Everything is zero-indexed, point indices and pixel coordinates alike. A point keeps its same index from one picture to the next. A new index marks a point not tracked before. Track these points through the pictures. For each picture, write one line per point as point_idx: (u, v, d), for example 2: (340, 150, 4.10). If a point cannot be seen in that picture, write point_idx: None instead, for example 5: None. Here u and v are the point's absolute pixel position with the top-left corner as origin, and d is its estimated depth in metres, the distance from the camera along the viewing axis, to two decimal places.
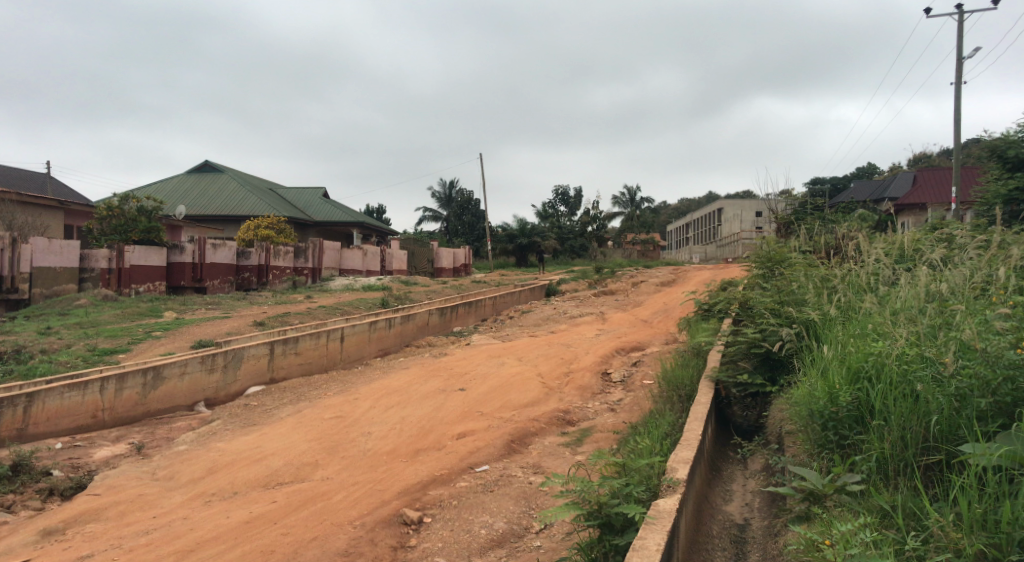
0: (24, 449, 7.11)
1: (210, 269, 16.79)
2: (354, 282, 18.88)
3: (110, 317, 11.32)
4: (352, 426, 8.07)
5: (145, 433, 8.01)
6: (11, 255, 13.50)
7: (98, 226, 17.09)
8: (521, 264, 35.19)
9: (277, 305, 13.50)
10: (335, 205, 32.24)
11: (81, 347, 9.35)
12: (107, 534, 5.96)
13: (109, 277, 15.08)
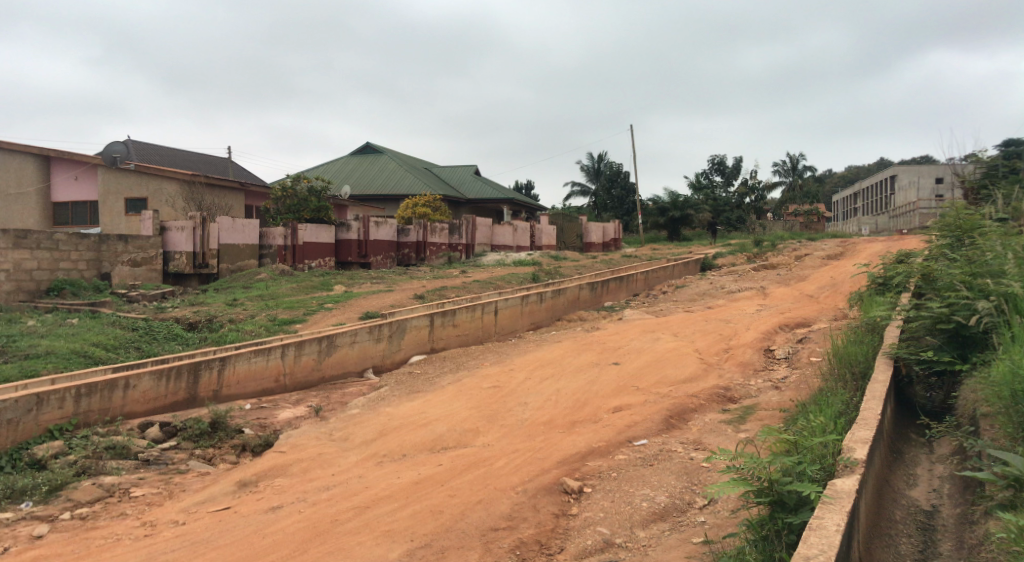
0: (220, 408, 7.88)
1: (373, 246, 17.91)
2: (504, 258, 19.28)
3: (287, 290, 12.20)
4: (510, 396, 8.27)
5: (321, 397, 8.60)
6: (202, 233, 14.88)
7: (274, 206, 18.47)
8: (673, 237, 34.54)
9: (435, 280, 13.99)
10: (487, 181, 33.18)
11: (263, 317, 10.15)
12: (293, 488, 6.58)
13: (284, 253, 16.33)
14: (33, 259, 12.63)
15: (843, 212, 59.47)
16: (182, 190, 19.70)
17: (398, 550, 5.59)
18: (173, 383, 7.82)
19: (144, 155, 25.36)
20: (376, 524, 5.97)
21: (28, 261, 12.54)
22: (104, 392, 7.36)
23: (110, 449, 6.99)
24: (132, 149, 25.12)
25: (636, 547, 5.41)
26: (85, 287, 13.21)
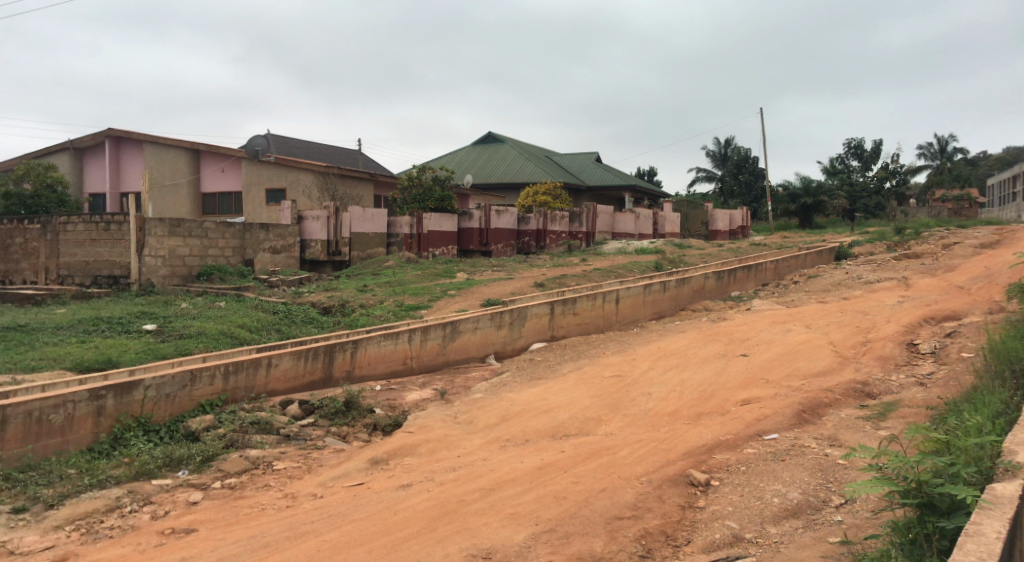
0: (354, 389, 8.32)
1: (494, 234, 18.27)
2: (626, 246, 19.07)
3: (413, 277, 12.63)
4: (633, 385, 8.21)
5: (446, 381, 8.85)
6: (334, 222, 15.74)
7: (401, 195, 19.33)
8: (804, 225, 32.82)
9: (555, 269, 14.06)
10: (608, 168, 33.50)
11: (390, 303, 10.57)
12: (422, 467, 6.96)
13: (410, 242, 16.87)
14: (185, 246, 13.73)
15: (1000, 197, 54.62)
16: (316, 180, 21.04)
17: (524, 533, 5.69)
18: (310, 362, 8.34)
19: (282, 145, 26.96)
20: (502, 506, 6.12)
21: (181, 248, 13.63)
22: (249, 370, 7.98)
23: (254, 423, 7.56)
24: (271, 141, 26.79)
25: (768, 544, 5.23)
26: (230, 272, 14.20)
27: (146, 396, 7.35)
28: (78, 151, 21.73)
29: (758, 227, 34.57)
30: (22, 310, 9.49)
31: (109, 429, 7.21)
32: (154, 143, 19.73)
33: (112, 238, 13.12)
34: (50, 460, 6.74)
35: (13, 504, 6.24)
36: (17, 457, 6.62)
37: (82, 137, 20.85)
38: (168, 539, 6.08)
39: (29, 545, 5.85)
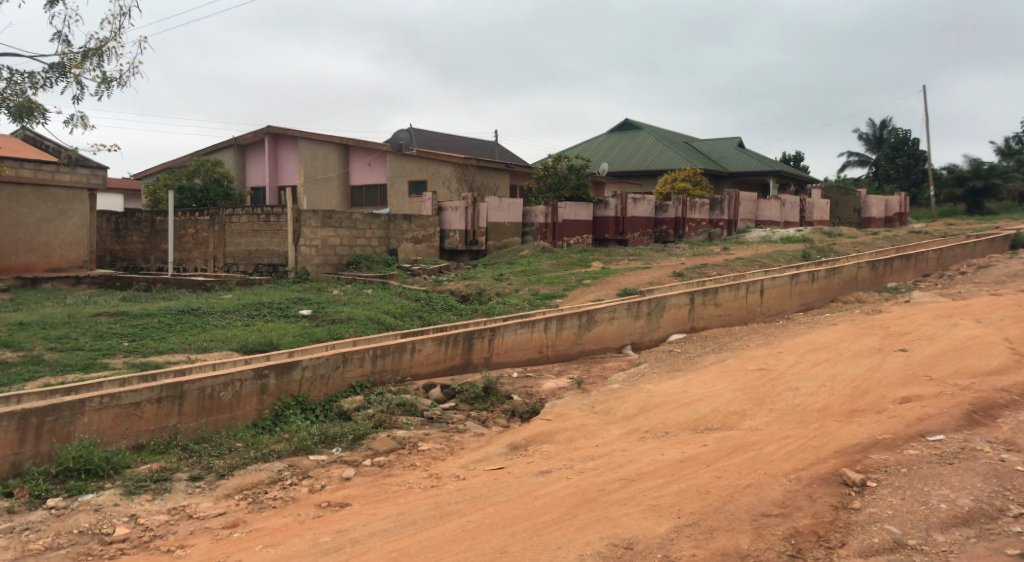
0: (493, 375, 8.78)
1: (631, 223, 18.65)
2: (771, 234, 18.41)
3: (548, 266, 12.77)
4: (779, 379, 7.94)
5: (582, 370, 9.13)
6: (472, 211, 16.52)
7: (536, 184, 19.86)
8: (973, 211, 30.81)
9: (694, 258, 13.81)
10: (751, 154, 33.58)
11: (526, 291, 10.74)
12: (561, 455, 7.10)
13: (546, 231, 17.46)
14: (336, 236, 14.55)
15: None
16: (455, 172, 21.46)
17: (666, 525, 5.61)
18: (451, 348, 8.85)
19: (422, 138, 28.02)
20: (643, 497, 6.07)
21: (332, 238, 14.46)
22: (395, 354, 8.55)
23: (400, 406, 8.11)
24: (412, 134, 27.98)
25: (936, 553, 4.90)
26: (377, 261, 14.98)
27: (303, 376, 8.04)
28: (242, 149, 24.05)
29: (918, 213, 33.04)
30: (195, 295, 10.37)
31: (272, 407, 7.95)
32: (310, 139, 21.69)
33: (272, 229, 14.21)
34: (221, 434, 7.57)
35: (191, 471, 7.05)
36: (194, 429, 7.55)
37: (245, 134, 23.03)
38: (325, 511, 6.51)
39: (205, 510, 6.51)
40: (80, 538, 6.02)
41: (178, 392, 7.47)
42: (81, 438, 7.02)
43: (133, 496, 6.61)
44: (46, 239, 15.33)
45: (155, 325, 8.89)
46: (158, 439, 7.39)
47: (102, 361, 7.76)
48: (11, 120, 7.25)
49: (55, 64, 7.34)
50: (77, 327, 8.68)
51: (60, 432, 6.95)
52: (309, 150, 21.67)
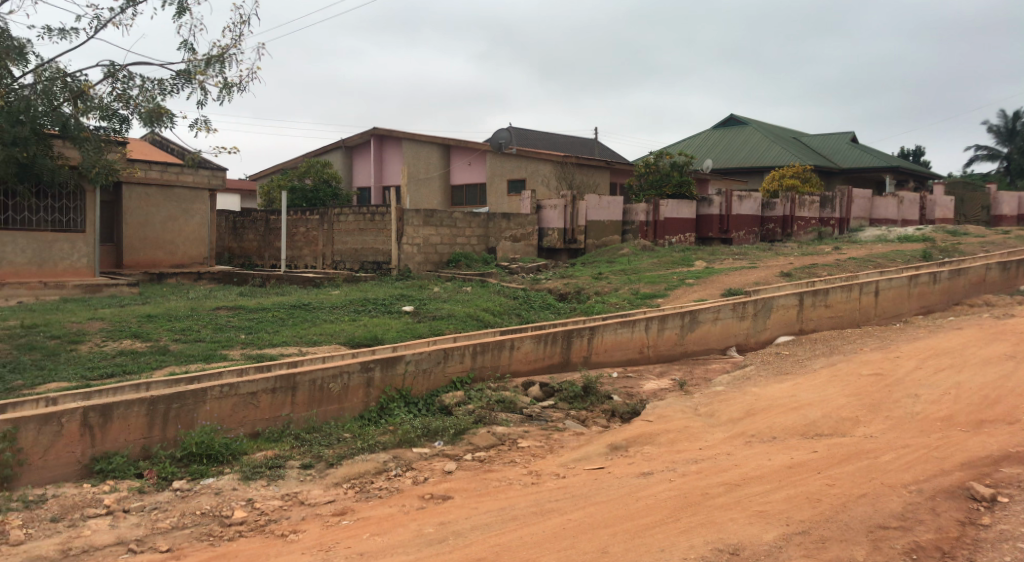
0: (593, 374, 8.87)
1: (735, 221, 18.20)
2: (887, 233, 17.66)
3: (649, 264, 12.79)
4: (896, 386, 7.60)
5: (685, 371, 9.16)
6: (571, 210, 16.61)
7: (637, 182, 19.96)
8: None
9: (804, 257, 13.41)
10: (866, 149, 33.03)
11: (625, 290, 10.89)
12: (663, 457, 7.01)
13: (646, 229, 17.24)
14: (437, 235, 15.20)
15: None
16: (555, 171, 21.57)
17: (774, 532, 5.42)
18: (550, 346, 8.99)
19: (522, 138, 28.13)
20: (749, 503, 5.91)
21: (433, 237, 15.10)
22: (494, 351, 8.74)
23: (499, 402, 8.26)
24: (513, 133, 28.50)
25: None
26: (475, 260, 15.38)
27: (406, 370, 8.29)
28: (349, 151, 25.40)
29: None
30: (305, 291, 10.79)
31: (377, 399, 8.22)
32: (413, 141, 23.10)
33: (377, 228, 15.12)
34: (330, 424, 7.89)
35: (303, 459, 7.35)
36: (305, 419, 7.91)
37: (353, 136, 24.53)
38: (428, 503, 6.64)
39: (316, 497, 6.77)
40: (202, 519, 6.37)
41: (290, 383, 7.84)
42: (203, 425, 7.45)
43: (250, 481, 6.95)
44: (172, 237, 16.46)
45: (269, 318, 9.35)
46: (272, 428, 7.76)
47: (221, 352, 8.23)
48: (142, 124, 7.74)
49: (182, 71, 7.78)
50: (198, 320, 9.22)
51: (184, 419, 7.41)
52: (412, 152, 23.04)
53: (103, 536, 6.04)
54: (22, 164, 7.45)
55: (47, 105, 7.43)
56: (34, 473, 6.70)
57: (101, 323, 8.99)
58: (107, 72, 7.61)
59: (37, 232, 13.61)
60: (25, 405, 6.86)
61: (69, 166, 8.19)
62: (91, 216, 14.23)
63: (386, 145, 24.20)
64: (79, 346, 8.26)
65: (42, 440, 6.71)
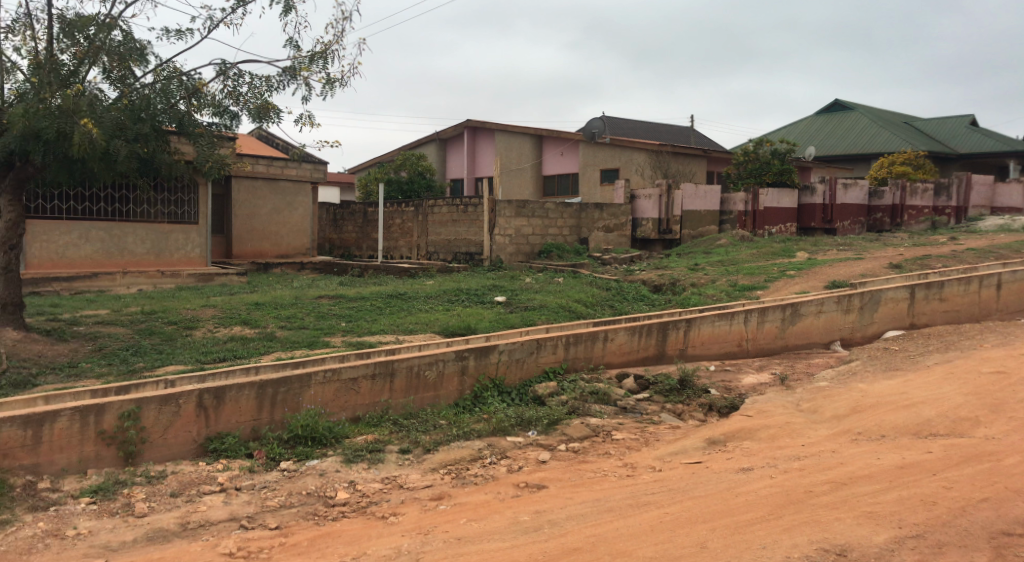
0: (689, 367, 8.78)
1: (840, 210, 17.99)
2: (1009, 223, 16.68)
3: (747, 256, 12.83)
4: (1021, 386, 7.17)
5: (786, 365, 8.96)
6: (667, 200, 16.51)
7: (737, 170, 19.86)
8: None
9: (916, 248, 12.82)
10: (985, 132, 31.48)
11: (723, 282, 10.86)
12: (763, 452, 6.83)
13: (744, 219, 17.27)
14: (529, 226, 15.43)
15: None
16: (649, 160, 21.92)
17: (885, 534, 5.20)
18: (645, 339, 8.96)
19: (615, 127, 27.99)
20: (857, 503, 5.69)
21: (525, 228, 15.37)
22: (588, 342, 8.75)
23: (593, 394, 8.25)
24: (606, 122, 28.36)
25: None
26: (568, 251, 15.51)
27: (500, 360, 8.39)
28: (443, 143, 26.37)
29: None
30: (401, 281, 11.09)
31: (471, 388, 8.36)
32: (505, 132, 23.38)
33: (470, 219, 15.56)
34: (427, 411, 8.07)
35: (401, 444, 7.53)
36: (403, 405, 8.12)
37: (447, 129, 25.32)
38: (523, 491, 6.68)
39: (414, 482, 6.92)
40: (307, 498, 6.62)
41: (388, 370, 8.06)
42: (307, 408, 7.73)
43: (351, 464, 7.18)
44: (277, 228, 17.20)
45: (368, 307, 9.68)
46: (372, 413, 8.00)
47: (324, 339, 8.55)
48: (251, 120, 8.09)
49: (287, 68, 8.09)
50: (302, 308, 9.63)
51: (290, 403, 7.72)
52: (506, 143, 23.32)
53: (218, 511, 6.34)
54: (143, 160, 7.92)
55: (165, 103, 7.87)
56: (154, 450, 7.10)
57: (213, 310, 9.51)
58: (219, 71, 7.98)
59: (156, 224, 14.46)
60: (146, 387, 7.28)
61: (185, 161, 8.65)
62: (204, 209, 15.02)
63: (480, 137, 24.76)
64: (194, 332, 8.76)
65: (162, 419, 7.11)
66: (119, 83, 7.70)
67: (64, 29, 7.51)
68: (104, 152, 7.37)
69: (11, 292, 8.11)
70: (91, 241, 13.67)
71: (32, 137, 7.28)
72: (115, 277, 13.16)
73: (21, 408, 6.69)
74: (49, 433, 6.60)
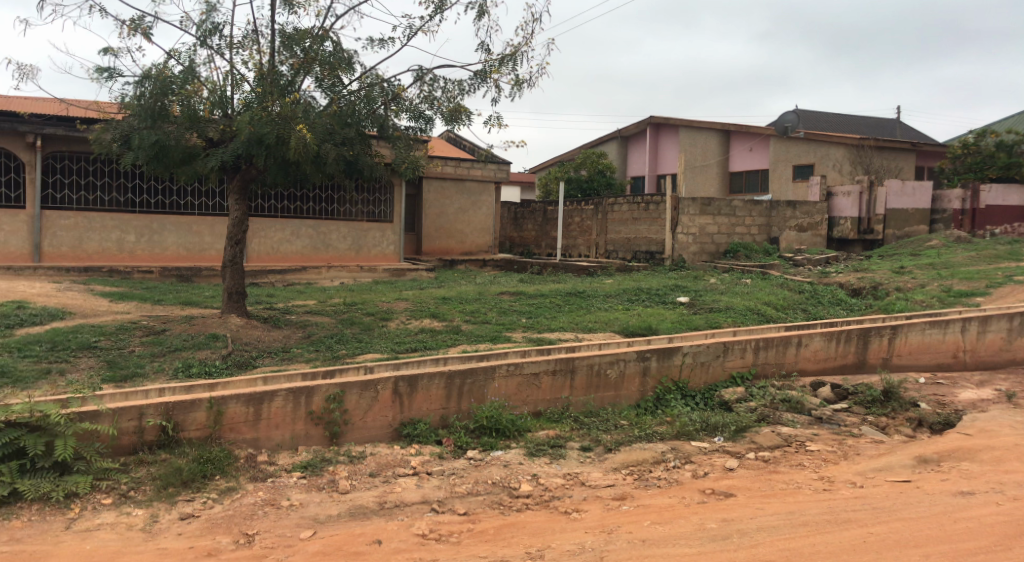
0: (895, 379, 8.31)
1: None
2: None
3: (964, 259, 11.71)
4: None
5: (1013, 381, 8.22)
6: (869, 197, 15.72)
7: (951, 165, 18.13)
8: None
9: None
10: None
11: (935, 288, 10.16)
12: (986, 477, 6.19)
13: (961, 218, 15.80)
14: (715, 224, 15.35)
15: None
16: (848, 154, 21.01)
17: None
18: (844, 346, 8.67)
19: (811, 122, 26.78)
20: None
21: (710, 226, 15.30)
22: (780, 347, 8.51)
23: (785, 401, 7.98)
24: (801, 116, 27.26)
25: None
26: (756, 251, 15.28)
27: (684, 362, 8.28)
28: (624, 141, 26.46)
29: None
30: (581, 279, 11.24)
31: (653, 389, 8.28)
32: (690, 128, 23.03)
33: (651, 217, 15.62)
34: (607, 410, 8.06)
35: (582, 442, 7.56)
36: (584, 403, 8.16)
37: (629, 126, 25.43)
38: (710, 498, 6.43)
39: (596, 480, 6.90)
40: (493, 488, 6.78)
41: (570, 367, 8.11)
42: (492, 400, 7.97)
43: (534, 457, 7.30)
44: (462, 227, 17.91)
45: (548, 304, 9.89)
46: (553, 409, 8.11)
47: (506, 334, 8.80)
48: (445, 123, 8.47)
49: (479, 71, 8.37)
50: (486, 303, 10.00)
51: (476, 394, 7.98)
52: (690, 139, 22.99)
53: (412, 494, 6.67)
54: (348, 162, 8.53)
55: (367, 109, 8.49)
56: (355, 432, 7.60)
57: (405, 303, 10.08)
58: (417, 76, 8.41)
59: (357, 222, 15.54)
60: (349, 372, 7.80)
61: (383, 163, 9.25)
62: (399, 208, 15.92)
63: (662, 133, 24.48)
64: (389, 322, 9.33)
65: (363, 403, 7.60)
66: (329, 91, 8.34)
67: (284, 43, 8.23)
68: (315, 155, 8.01)
69: (236, 282, 9.03)
70: (302, 237, 14.94)
71: (256, 143, 7.92)
72: (321, 271, 14.43)
73: (244, 387, 7.39)
74: (267, 411, 7.25)
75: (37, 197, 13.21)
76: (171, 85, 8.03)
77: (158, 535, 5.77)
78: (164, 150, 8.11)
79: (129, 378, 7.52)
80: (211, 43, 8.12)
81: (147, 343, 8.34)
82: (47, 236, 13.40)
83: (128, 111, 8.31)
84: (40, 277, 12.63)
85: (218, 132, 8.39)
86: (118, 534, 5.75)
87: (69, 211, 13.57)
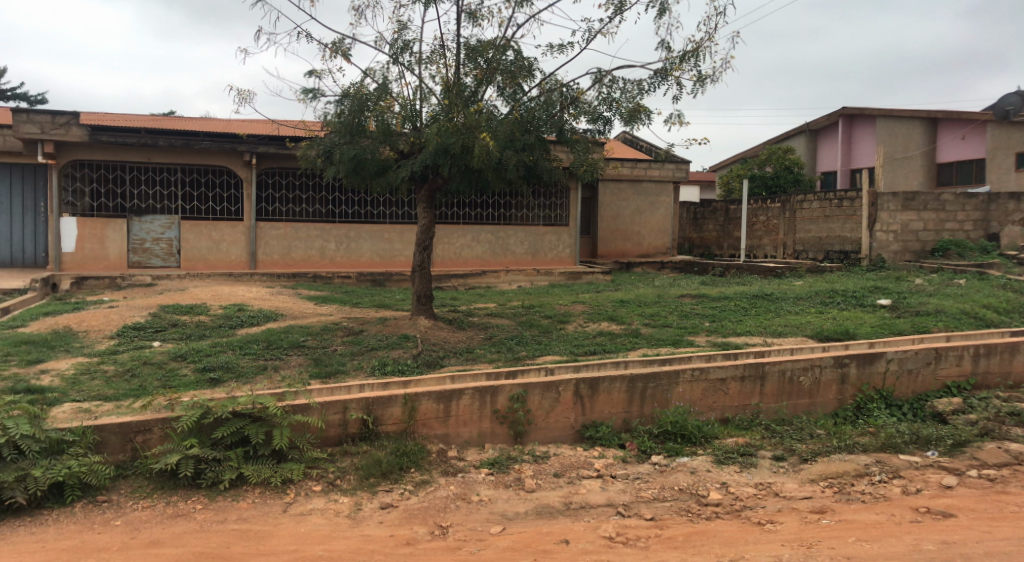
0: None
1: None
2: None
3: None
4: None
5: None
6: None
7: None
8: None
9: None
10: None
11: None
12: None
13: None
14: (919, 220, 14.21)
15: None
16: None
17: None
18: None
19: None
20: None
21: (915, 223, 14.20)
22: (1004, 355, 7.99)
23: (1013, 415, 7.27)
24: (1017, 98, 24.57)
25: None
26: (971, 248, 13.97)
27: (888, 369, 7.79)
28: (813, 134, 25.17)
29: None
30: (767, 281, 10.80)
31: (853, 397, 7.84)
32: (889, 118, 21.75)
33: (845, 214, 15.08)
34: (803, 418, 7.66)
35: (775, 451, 7.20)
36: (775, 410, 7.80)
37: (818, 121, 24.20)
38: (923, 517, 5.89)
39: (792, 491, 6.53)
40: (680, 495, 6.62)
41: (759, 373, 7.80)
42: (676, 405, 7.80)
43: (722, 466, 7.05)
44: (640, 229, 17.80)
45: (732, 308, 9.61)
46: (742, 416, 7.80)
47: (688, 338, 8.63)
48: (624, 123, 8.41)
49: (660, 69, 8.26)
50: (666, 305, 9.86)
51: (659, 399, 7.85)
52: (889, 131, 21.69)
53: (597, 496, 6.66)
54: (528, 167, 8.77)
55: (546, 115, 8.61)
56: (540, 432, 7.73)
57: (582, 306, 10.15)
58: (595, 79, 8.45)
59: (533, 227, 15.89)
60: (532, 372, 7.97)
61: (562, 168, 9.36)
62: (575, 210, 16.11)
63: (856, 125, 23.05)
64: (566, 325, 9.44)
65: (545, 403, 7.70)
66: (510, 99, 8.58)
67: (468, 55, 8.55)
68: (497, 161, 8.25)
69: (424, 286, 9.50)
70: (480, 242, 15.47)
71: (443, 153, 8.33)
72: (500, 275, 14.85)
73: (434, 384, 7.73)
74: (456, 409, 7.53)
75: (251, 209, 14.63)
76: (369, 100, 8.53)
77: (362, 522, 6.15)
78: (361, 163, 8.79)
79: (334, 374, 8.10)
80: (402, 59, 8.62)
81: (348, 343, 8.98)
82: (260, 245, 14.78)
83: (330, 128, 9.00)
84: (255, 282, 13.87)
85: (408, 144, 8.88)
86: (328, 519, 6.18)
87: (279, 222, 14.90)
